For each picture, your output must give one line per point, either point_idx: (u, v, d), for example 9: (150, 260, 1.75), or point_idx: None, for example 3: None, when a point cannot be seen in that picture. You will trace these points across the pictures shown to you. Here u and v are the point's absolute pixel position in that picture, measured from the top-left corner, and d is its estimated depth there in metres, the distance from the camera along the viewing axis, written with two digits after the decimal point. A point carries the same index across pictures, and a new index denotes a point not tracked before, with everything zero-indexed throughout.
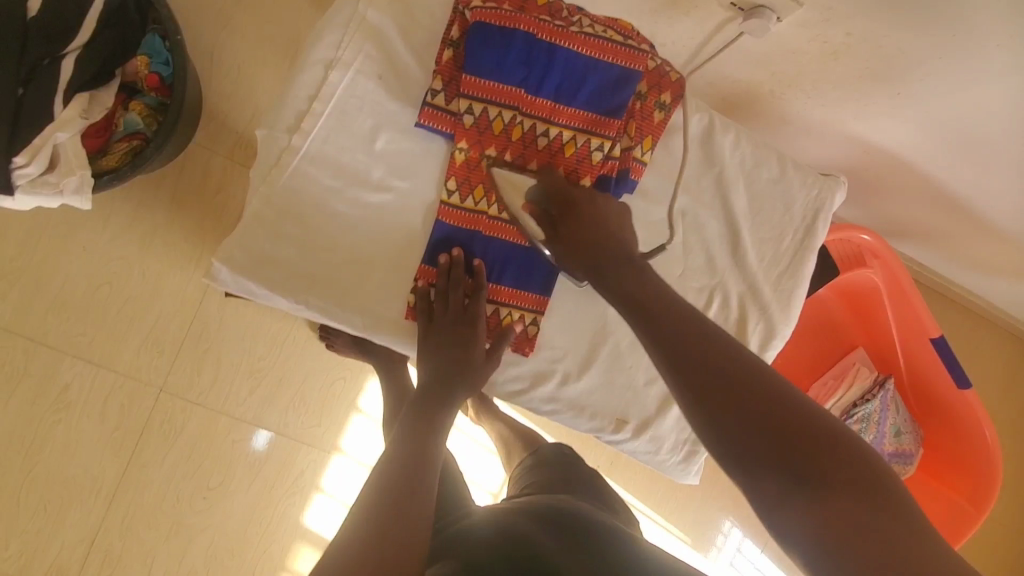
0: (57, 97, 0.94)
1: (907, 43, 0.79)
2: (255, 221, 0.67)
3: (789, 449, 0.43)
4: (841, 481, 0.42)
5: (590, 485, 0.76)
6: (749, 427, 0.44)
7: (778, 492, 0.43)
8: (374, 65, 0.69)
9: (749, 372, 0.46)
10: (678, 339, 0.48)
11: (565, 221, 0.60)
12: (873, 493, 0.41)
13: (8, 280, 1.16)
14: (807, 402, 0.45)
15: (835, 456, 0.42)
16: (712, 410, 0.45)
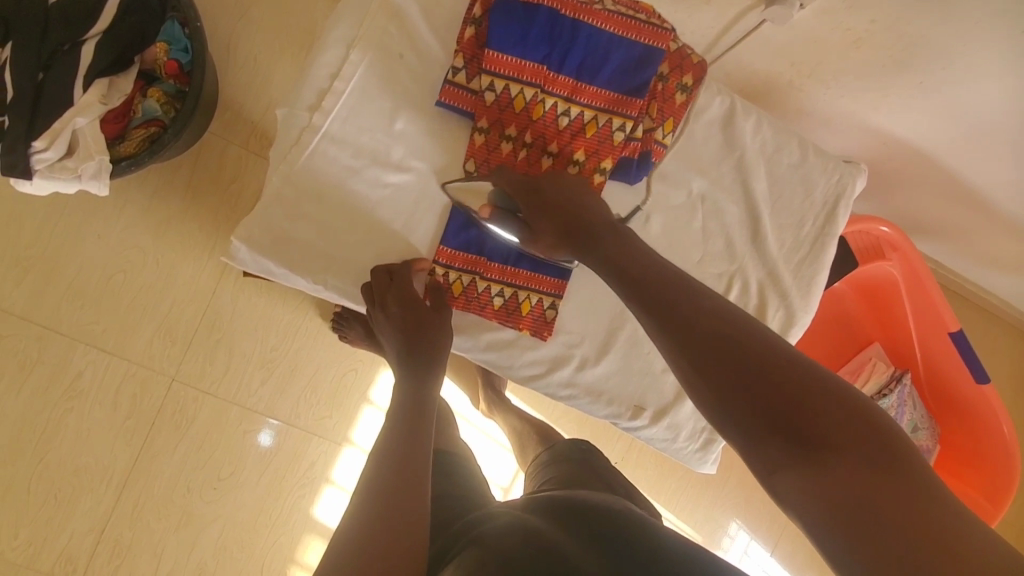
0: (77, 82, 0.95)
1: (931, 30, 0.79)
2: (275, 200, 0.67)
3: (789, 413, 0.42)
4: (845, 443, 0.41)
5: (603, 476, 0.75)
6: (745, 394, 0.44)
7: (778, 457, 0.43)
8: (395, 44, 0.69)
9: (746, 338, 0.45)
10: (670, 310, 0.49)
11: (530, 210, 0.63)
12: (881, 453, 0.40)
13: (23, 267, 1.17)
14: (809, 364, 0.44)
15: (837, 416, 0.41)
16: (708, 379, 0.45)
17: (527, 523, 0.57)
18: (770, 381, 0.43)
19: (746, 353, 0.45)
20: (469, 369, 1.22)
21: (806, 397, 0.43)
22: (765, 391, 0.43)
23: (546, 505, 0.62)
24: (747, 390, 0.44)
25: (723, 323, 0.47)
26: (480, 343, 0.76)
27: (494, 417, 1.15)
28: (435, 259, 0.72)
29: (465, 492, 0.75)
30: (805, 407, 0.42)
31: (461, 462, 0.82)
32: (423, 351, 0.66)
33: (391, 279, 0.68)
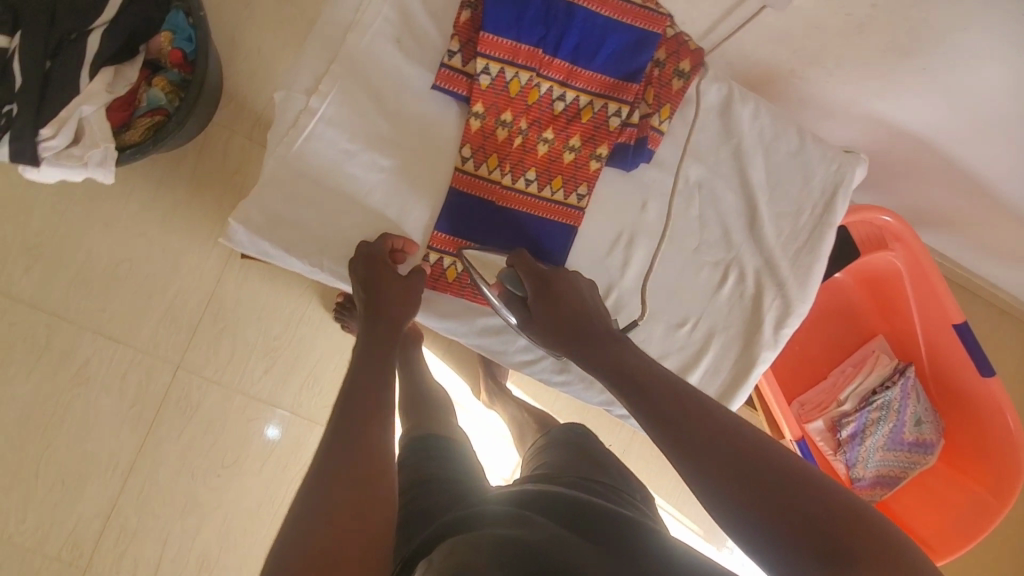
0: (83, 70, 0.96)
1: (932, 14, 0.78)
2: (273, 183, 0.68)
3: (808, 526, 0.44)
4: (870, 558, 0.42)
5: (602, 464, 0.73)
6: (761, 506, 0.45)
7: (803, 570, 0.43)
8: (392, 28, 0.69)
9: (757, 451, 0.48)
10: (682, 419, 0.51)
11: (533, 305, 0.65)
12: (903, 568, 0.42)
13: (33, 254, 1.19)
14: (821, 480, 0.46)
15: (858, 530, 0.43)
16: (722, 491, 0.47)
17: (520, 518, 0.56)
18: (772, 480, 0.46)
19: (764, 470, 0.46)
20: (471, 358, 1.23)
21: (808, 497, 0.45)
22: (769, 491, 0.45)
23: (542, 497, 0.61)
24: (764, 505, 0.45)
25: (733, 438, 0.49)
26: (475, 329, 0.77)
27: (494, 406, 1.16)
28: (429, 245, 0.72)
29: (460, 475, 0.75)
30: (825, 522, 0.43)
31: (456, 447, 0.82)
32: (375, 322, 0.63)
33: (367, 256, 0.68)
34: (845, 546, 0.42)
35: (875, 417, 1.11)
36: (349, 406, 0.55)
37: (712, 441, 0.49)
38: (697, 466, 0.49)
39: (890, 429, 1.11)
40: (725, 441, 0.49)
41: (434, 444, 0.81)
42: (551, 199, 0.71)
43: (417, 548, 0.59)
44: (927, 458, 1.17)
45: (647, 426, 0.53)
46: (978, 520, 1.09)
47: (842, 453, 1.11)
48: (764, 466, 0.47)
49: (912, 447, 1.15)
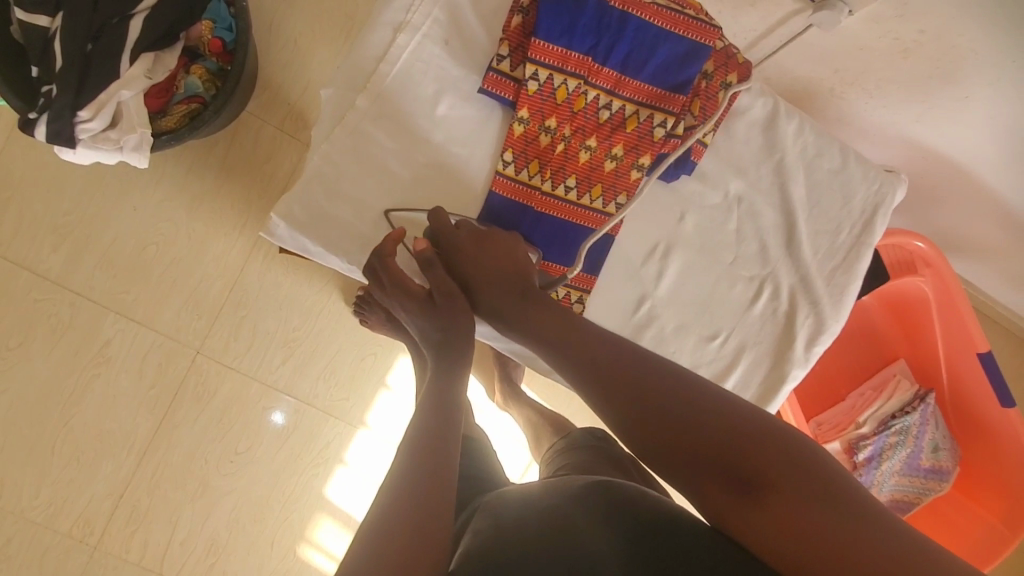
0: (124, 55, 0.97)
1: (983, 42, 0.77)
2: (315, 177, 0.68)
3: (725, 459, 0.49)
4: (780, 479, 0.46)
5: (622, 464, 0.72)
6: (685, 452, 0.51)
7: (725, 500, 0.49)
8: (441, 30, 0.69)
9: (673, 398, 0.53)
10: (616, 390, 0.56)
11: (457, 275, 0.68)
12: (811, 484, 0.46)
13: (61, 233, 1.20)
14: (742, 424, 0.50)
15: (768, 457, 0.48)
16: (648, 439, 0.54)
17: (551, 512, 0.58)
18: (700, 439, 0.51)
19: (690, 431, 0.51)
20: (489, 359, 1.23)
21: (730, 447, 0.49)
22: (695, 449, 0.51)
23: (565, 489, 0.62)
24: (684, 447, 0.51)
25: (651, 388, 0.55)
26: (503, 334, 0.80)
27: (509, 409, 1.16)
28: None
29: (481, 479, 0.75)
30: (739, 456, 0.48)
31: (478, 449, 0.82)
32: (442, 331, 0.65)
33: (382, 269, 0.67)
34: (752, 477, 0.47)
35: (892, 442, 1.11)
36: (418, 447, 0.57)
37: (632, 395, 0.55)
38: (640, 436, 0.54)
39: (908, 454, 1.10)
40: (645, 393, 0.55)
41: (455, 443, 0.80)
42: (590, 207, 0.71)
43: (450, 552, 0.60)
44: (943, 486, 1.16)
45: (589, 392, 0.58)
46: (991, 551, 1.10)
47: (859, 475, 1.10)
48: (677, 412, 0.53)
49: (928, 474, 1.14)
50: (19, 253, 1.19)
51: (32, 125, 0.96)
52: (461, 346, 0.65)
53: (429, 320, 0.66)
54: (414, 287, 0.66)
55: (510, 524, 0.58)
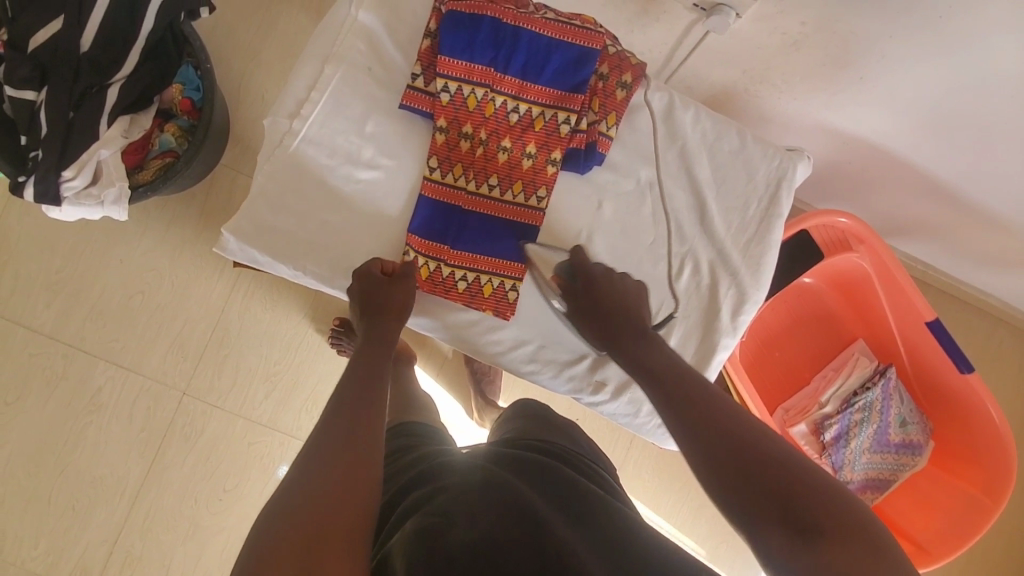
0: (102, 119, 1.09)
1: (858, 28, 0.84)
2: (259, 196, 0.75)
3: (775, 486, 0.49)
4: (824, 523, 0.46)
5: (559, 427, 0.76)
6: (737, 477, 0.51)
7: (770, 525, 0.48)
8: (363, 58, 0.77)
9: (749, 428, 0.53)
10: (684, 402, 0.58)
11: (579, 299, 0.73)
12: (856, 533, 0.46)
13: (52, 290, 1.28)
14: (800, 464, 0.50)
15: (817, 503, 0.47)
16: (713, 465, 0.52)
17: (490, 475, 0.59)
18: (760, 459, 0.51)
19: (749, 447, 0.52)
20: (464, 375, 1.28)
21: (789, 476, 0.49)
22: (759, 468, 0.50)
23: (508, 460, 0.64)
24: (744, 478, 0.50)
25: (733, 426, 0.54)
26: (444, 324, 0.82)
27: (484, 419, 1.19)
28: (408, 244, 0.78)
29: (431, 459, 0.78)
30: (791, 494, 0.48)
31: (433, 431, 0.85)
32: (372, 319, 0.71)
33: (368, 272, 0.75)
34: (803, 509, 0.47)
35: (858, 419, 1.12)
36: (361, 414, 0.59)
37: (713, 422, 0.55)
38: (696, 444, 0.55)
39: (872, 430, 1.12)
40: (721, 420, 0.55)
41: (410, 426, 0.84)
42: (513, 202, 0.79)
43: (387, 505, 0.62)
44: (917, 460, 1.17)
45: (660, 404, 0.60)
46: (975, 521, 1.08)
47: (827, 455, 1.12)
48: (752, 449, 0.52)
49: (898, 449, 1.15)
50: (14, 310, 1.27)
51: (22, 188, 1.06)
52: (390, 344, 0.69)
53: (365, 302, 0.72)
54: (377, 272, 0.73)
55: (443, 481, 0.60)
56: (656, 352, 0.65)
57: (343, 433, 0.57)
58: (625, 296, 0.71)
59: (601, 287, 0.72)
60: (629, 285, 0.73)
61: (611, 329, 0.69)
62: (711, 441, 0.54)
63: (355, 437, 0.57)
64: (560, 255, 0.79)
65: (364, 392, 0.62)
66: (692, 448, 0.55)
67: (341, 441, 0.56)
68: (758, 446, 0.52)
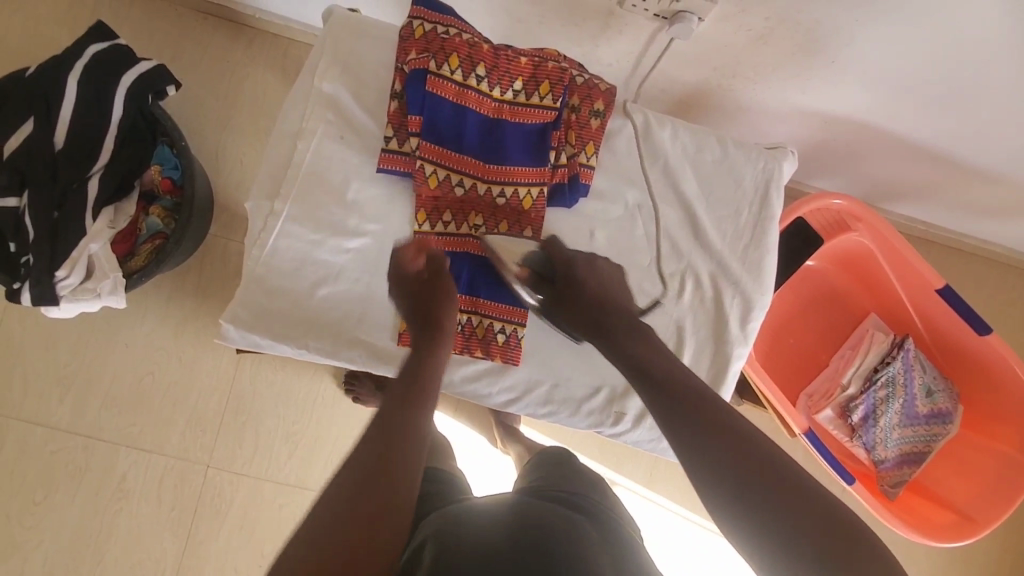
0: (87, 214, 1.09)
1: (823, 15, 0.83)
2: (252, 281, 0.75)
3: (769, 485, 0.50)
4: (824, 534, 0.47)
5: (581, 476, 0.75)
6: (729, 475, 0.51)
7: (760, 524, 0.49)
8: (334, 127, 0.77)
9: (741, 428, 0.54)
10: (678, 398, 0.59)
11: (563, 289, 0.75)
12: (841, 534, 0.47)
13: (63, 385, 1.29)
14: (795, 466, 0.52)
15: (817, 512, 0.48)
16: (702, 455, 0.53)
17: (519, 531, 0.59)
18: (751, 456, 0.52)
19: (742, 444, 0.53)
20: (482, 408, 1.27)
21: (777, 473, 0.51)
22: (754, 463, 0.51)
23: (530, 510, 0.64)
24: (744, 480, 0.51)
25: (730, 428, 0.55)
26: (454, 379, 0.80)
27: (508, 451, 1.17)
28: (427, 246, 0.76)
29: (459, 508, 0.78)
30: (778, 488, 0.50)
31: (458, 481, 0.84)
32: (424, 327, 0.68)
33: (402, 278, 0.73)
34: (789, 507, 0.49)
35: (883, 396, 1.11)
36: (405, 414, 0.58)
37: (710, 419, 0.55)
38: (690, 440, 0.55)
39: (899, 405, 1.11)
40: (712, 418, 0.56)
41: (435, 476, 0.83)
42: (499, 242, 0.80)
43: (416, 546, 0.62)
44: (950, 428, 1.15)
45: (650, 400, 0.61)
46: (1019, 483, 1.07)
47: (857, 436, 1.12)
48: (751, 452, 0.52)
49: (929, 419, 1.14)
50: (29, 412, 1.28)
51: (19, 295, 1.06)
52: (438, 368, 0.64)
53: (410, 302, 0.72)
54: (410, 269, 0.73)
55: (464, 536, 0.60)
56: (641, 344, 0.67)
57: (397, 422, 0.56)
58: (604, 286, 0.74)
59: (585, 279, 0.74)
60: (606, 275, 0.75)
61: (595, 322, 0.71)
62: (707, 434, 0.54)
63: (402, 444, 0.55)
64: (526, 244, 0.78)
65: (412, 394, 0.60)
66: (684, 442, 0.55)
67: (380, 470, 0.52)
68: (750, 443, 0.53)
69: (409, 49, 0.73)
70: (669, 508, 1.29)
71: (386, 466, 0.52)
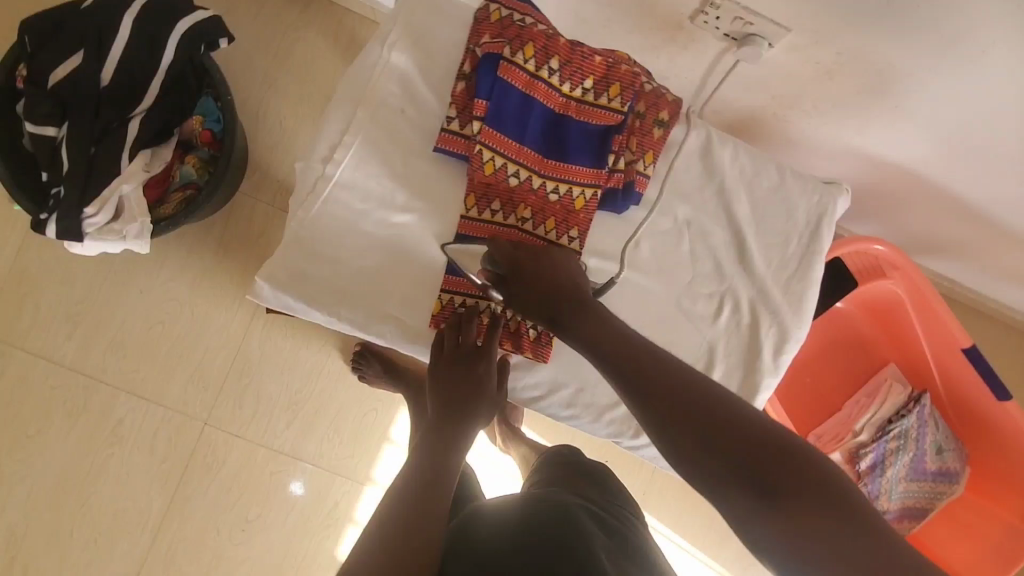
0: (124, 154, 1.08)
1: (896, 58, 0.83)
2: (294, 243, 0.75)
3: (762, 469, 0.48)
4: (797, 483, 0.47)
5: (591, 475, 0.74)
6: (720, 469, 0.49)
7: (753, 511, 0.47)
8: (397, 101, 0.77)
9: (719, 411, 0.51)
10: (646, 383, 0.54)
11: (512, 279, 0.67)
12: (838, 506, 0.46)
13: (73, 322, 1.28)
14: (783, 437, 0.49)
15: (790, 462, 0.48)
16: (684, 452, 0.51)
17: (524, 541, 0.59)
18: (732, 443, 0.49)
19: (724, 430, 0.50)
20: None
21: (765, 454, 0.48)
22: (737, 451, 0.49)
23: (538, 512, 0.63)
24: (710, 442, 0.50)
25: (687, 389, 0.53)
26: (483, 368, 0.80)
27: (508, 450, 1.15)
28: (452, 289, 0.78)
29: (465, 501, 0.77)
30: (764, 472, 0.48)
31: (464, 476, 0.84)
32: (479, 413, 0.72)
33: (450, 361, 0.73)
34: (782, 489, 0.47)
35: (893, 447, 1.10)
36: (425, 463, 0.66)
37: (683, 408, 0.52)
38: (666, 432, 0.52)
39: (909, 459, 1.09)
40: (684, 405, 0.52)
41: None
42: (544, 238, 0.78)
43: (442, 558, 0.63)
44: (954, 489, 1.14)
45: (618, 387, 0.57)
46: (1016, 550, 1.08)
47: (863, 484, 1.10)
48: (711, 412, 0.51)
49: (936, 477, 1.12)
50: (34, 343, 1.26)
51: (44, 226, 1.04)
52: (480, 411, 0.72)
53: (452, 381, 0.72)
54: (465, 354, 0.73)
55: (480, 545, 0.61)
56: (599, 317, 0.61)
57: (428, 472, 0.65)
58: (558, 271, 0.67)
59: (532, 264, 0.67)
60: (557, 257, 0.68)
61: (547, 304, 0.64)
62: (682, 427, 0.51)
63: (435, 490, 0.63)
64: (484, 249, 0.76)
65: (438, 451, 0.68)
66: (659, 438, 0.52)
67: (417, 513, 0.60)
68: (730, 428, 0.50)
69: (483, 33, 0.75)
70: (660, 530, 1.28)
71: (420, 510, 0.61)
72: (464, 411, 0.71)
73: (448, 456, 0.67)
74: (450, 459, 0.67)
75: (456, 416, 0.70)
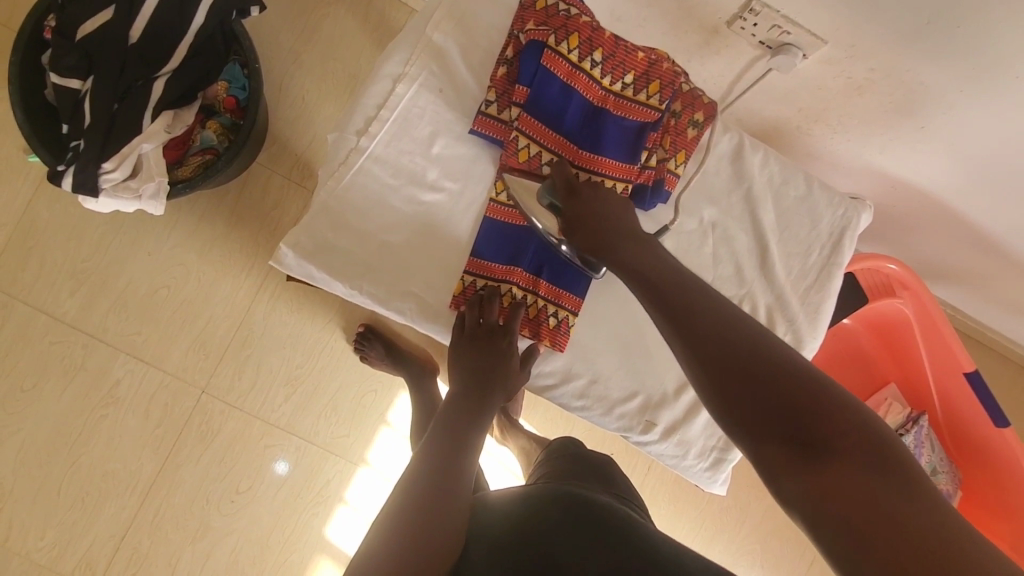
0: (147, 112, 1.06)
1: (929, 80, 0.84)
2: (322, 212, 0.76)
3: (798, 413, 0.46)
4: (840, 445, 0.44)
5: (596, 468, 0.75)
6: (760, 413, 0.48)
7: (785, 457, 0.46)
8: (435, 80, 0.79)
9: (762, 353, 0.49)
10: (685, 320, 0.54)
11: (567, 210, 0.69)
12: (877, 459, 0.43)
13: (77, 279, 1.26)
14: (829, 389, 0.47)
15: (836, 420, 0.45)
16: (719, 384, 0.50)
17: (531, 530, 0.58)
18: (772, 383, 0.48)
19: (768, 369, 0.48)
20: None
21: (804, 400, 0.46)
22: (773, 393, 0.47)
23: (548, 502, 0.63)
24: (749, 385, 0.49)
25: (738, 331, 0.51)
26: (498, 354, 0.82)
27: (506, 440, 1.15)
28: (475, 271, 0.79)
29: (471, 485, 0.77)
30: (800, 417, 0.46)
31: None
32: (499, 392, 0.74)
33: (474, 344, 0.76)
34: (818, 441, 0.45)
35: None
36: (441, 457, 0.66)
37: (724, 347, 0.50)
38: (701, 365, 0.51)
39: None
40: (724, 343, 0.51)
41: None
42: None
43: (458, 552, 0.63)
44: None
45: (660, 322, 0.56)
46: None
47: None
48: (759, 357, 0.49)
49: None
50: (36, 297, 1.25)
51: (60, 178, 1.03)
52: (497, 390, 0.74)
53: (473, 363, 0.75)
54: (490, 334, 0.76)
55: (489, 537, 0.61)
56: (644, 259, 0.61)
57: (442, 461, 0.65)
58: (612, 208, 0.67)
59: (590, 199, 0.68)
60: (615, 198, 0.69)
61: (600, 239, 0.65)
62: (718, 361, 0.50)
63: (450, 487, 0.63)
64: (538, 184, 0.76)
65: (452, 441, 0.68)
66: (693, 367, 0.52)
67: (428, 507, 0.60)
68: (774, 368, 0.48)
69: (528, 20, 0.75)
70: None
71: (433, 502, 0.61)
72: (486, 393, 0.73)
73: (465, 449, 0.68)
74: (465, 449, 0.68)
75: (476, 400, 0.72)
